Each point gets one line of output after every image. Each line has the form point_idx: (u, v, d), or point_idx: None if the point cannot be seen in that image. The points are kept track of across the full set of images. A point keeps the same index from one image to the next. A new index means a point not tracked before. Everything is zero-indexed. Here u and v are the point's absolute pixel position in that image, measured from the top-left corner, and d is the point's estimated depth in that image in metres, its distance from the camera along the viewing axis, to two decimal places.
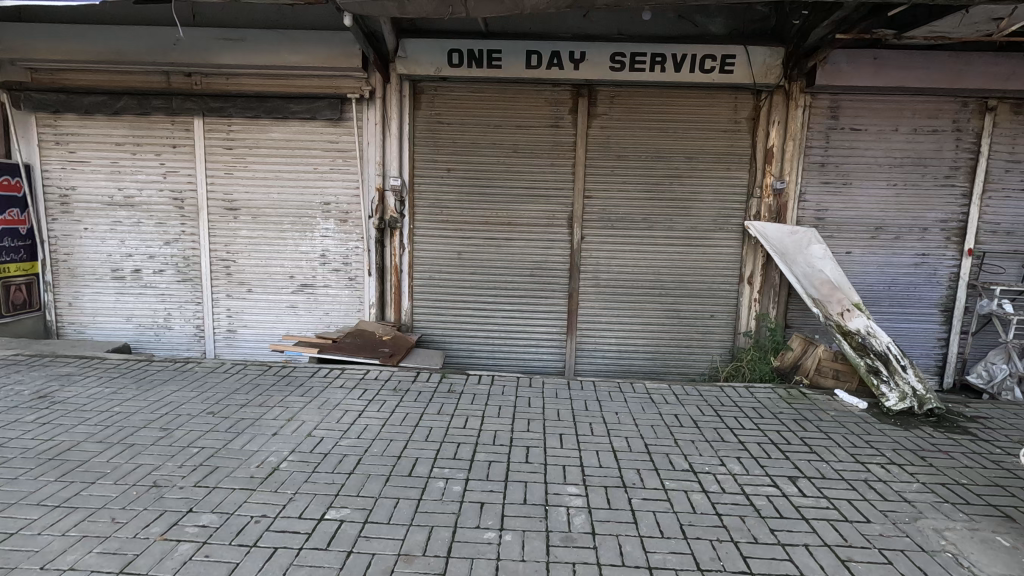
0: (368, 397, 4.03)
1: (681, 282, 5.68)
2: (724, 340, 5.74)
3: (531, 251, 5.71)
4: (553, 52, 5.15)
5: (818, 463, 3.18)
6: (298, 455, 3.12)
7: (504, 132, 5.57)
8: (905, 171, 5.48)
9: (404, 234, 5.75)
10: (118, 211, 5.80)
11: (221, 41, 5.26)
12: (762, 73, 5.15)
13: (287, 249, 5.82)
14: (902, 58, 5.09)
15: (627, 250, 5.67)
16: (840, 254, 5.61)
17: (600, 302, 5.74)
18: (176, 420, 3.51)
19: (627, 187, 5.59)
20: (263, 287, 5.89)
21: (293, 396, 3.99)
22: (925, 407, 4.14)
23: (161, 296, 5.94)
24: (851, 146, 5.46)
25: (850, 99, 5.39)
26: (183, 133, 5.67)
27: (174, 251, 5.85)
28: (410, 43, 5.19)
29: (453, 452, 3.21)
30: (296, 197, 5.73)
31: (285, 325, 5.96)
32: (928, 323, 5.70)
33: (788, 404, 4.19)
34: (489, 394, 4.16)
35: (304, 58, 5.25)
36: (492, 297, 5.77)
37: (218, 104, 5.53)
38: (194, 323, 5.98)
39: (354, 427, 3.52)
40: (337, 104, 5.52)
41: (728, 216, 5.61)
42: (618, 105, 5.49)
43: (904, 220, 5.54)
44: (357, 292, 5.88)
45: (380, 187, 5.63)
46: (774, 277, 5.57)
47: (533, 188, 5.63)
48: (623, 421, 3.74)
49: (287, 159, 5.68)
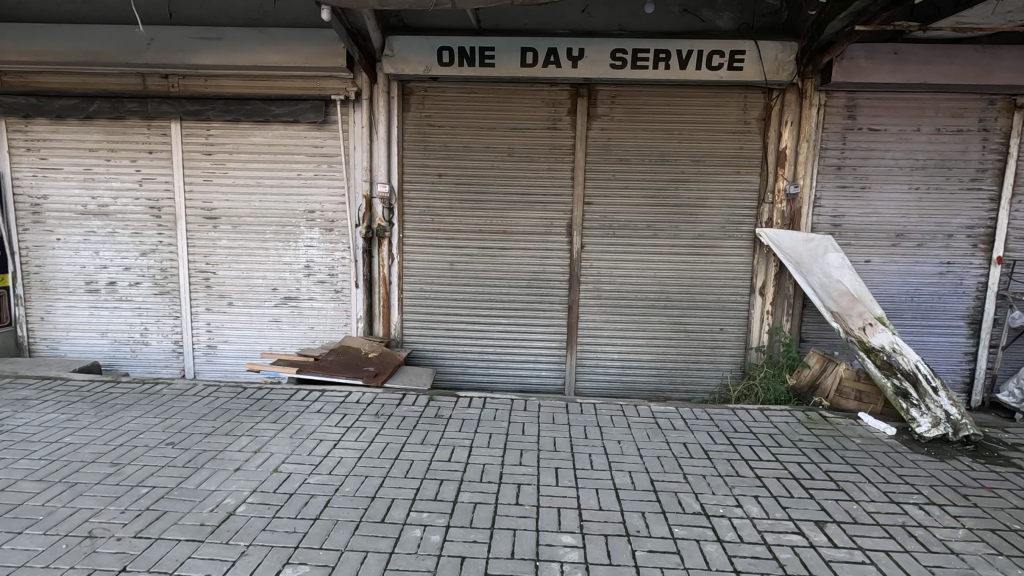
0: (347, 424, 3.69)
1: (687, 293, 5.32)
2: (734, 355, 5.37)
3: (528, 261, 5.36)
4: (549, 49, 4.83)
5: (846, 504, 2.82)
6: (259, 496, 2.77)
7: (499, 134, 5.24)
8: (928, 174, 5.12)
9: (394, 243, 5.41)
10: (92, 221, 5.49)
11: (197, 40, 4.96)
12: (774, 70, 4.80)
13: (269, 260, 5.50)
14: (925, 53, 4.71)
15: (629, 260, 5.32)
16: (858, 263, 5.24)
17: (601, 315, 5.38)
18: (130, 453, 3.17)
19: (629, 192, 5.25)
20: (244, 300, 5.57)
21: (264, 423, 3.65)
22: (961, 434, 3.75)
23: (138, 310, 5.62)
24: (870, 147, 5.11)
25: (868, 98, 5.04)
26: (159, 138, 5.37)
27: (151, 263, 5.54)
28: (397, 41, 4.89)
29: (433, 492, 2.86)
30: (279, 205, 5.42)
31: (268, 341, 5.63)
32: (954, 336, 5.32)
33: (808, 429, 3.80)
34: (479, 420, 3.81)
35: (285, 58, 4.94)
36: (487, 310, 5.43)
37: (196, 106, 5.23)
38: (172, 338, 5.66)
39: (327, 460, 3.17)
40: (321, 105, 5.21)
41: (737, 223, 5.25)
42: (620, 105, 5.16)
43: (927, 226, 5.17)
44: (343, 306, 5.54)
45: (367, 195, 5.31)
46: (788, 287, 5.19)
47: (530, 194, 5.29)
48: (626, 451, 3.37)
49: (269, 164, 5.36)
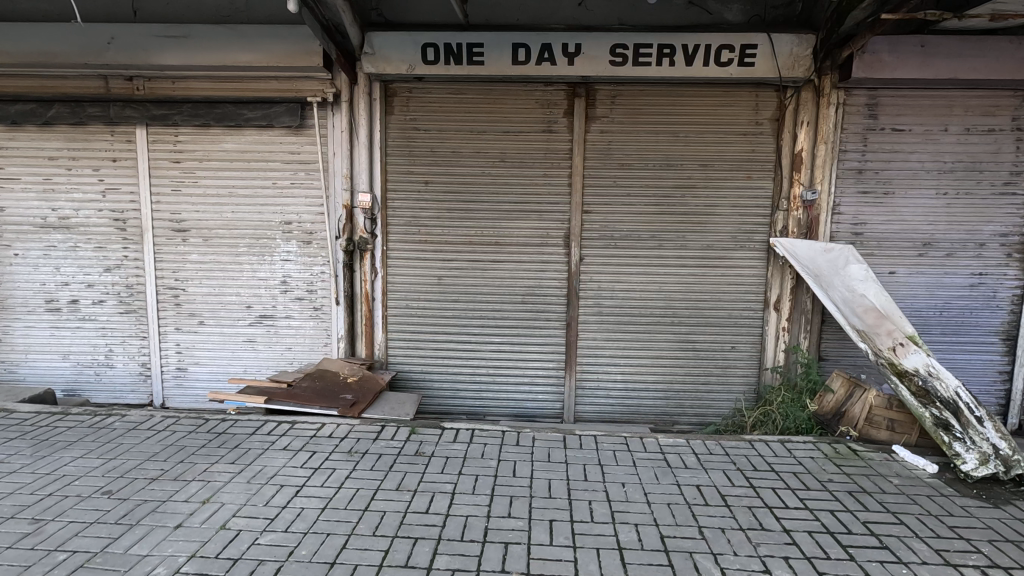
0: (315, 465, 3.26)
1: (695, 308, 4.89)
2: (747, 376, 4.94)
3: (522, 275, 4.95)
4: (544, 45, 4.44)
5: (894, 568, 2.38)
6: (197, 564, 2.34)
7: (490, 138, 4.84)
8: (956, 177, 4.70)
9: (377, 256, 4.99)
10: (52, 235, 5.09)
11: (160, 38, 4.57)
12: (789, 66, 4.40)
13: (243, 276, 5.09)
14: (954, 45, 4.31)
15: (633, 272, 4.90)
16: (882, 275, 4.81)
17: (603, 333, 4.95)
18: (57, 506, 2.74)
19: (632, 200, 4.84)
20: (216, 318, 5.16)
21: (221, 464, 3.21)
22: (1012, 472, 3.34)
23: (102, 330, 5.21)
24: (893, 149, 4.69)
25: (891, 96, 4.63)
26: (124, 145, 4.98)
27: (116, 279, 5.13)
28: (378, 38, 4.50)
29: (405, 555, 2.43)
30: (253, 216, 5.01)
31: (242, 363, 5.21)
32: (988, 354, 4.88)
33: (838, 466, 3.36)
34: (465, 458, 3.37)
35: (256, 57, 4.55)
36: (478, 329, 5.01)
37: (162, 111, 4.85)
38: (139, 360, 5.25)
39: (286, 513, 2.74)
40: (296, 108, 4.82)
41: (749, 232, 4.83)
42: (620, 105, 4.75)
43: (956, 235, 4.75)
44: (323, 325, 5.12)
45: (347, 204, 4.90)
46: (805, 302, 4.76)
47: (524, 202, 4.88)
48: (632, 498, 2.94)
49: (241, 172, 4.97)
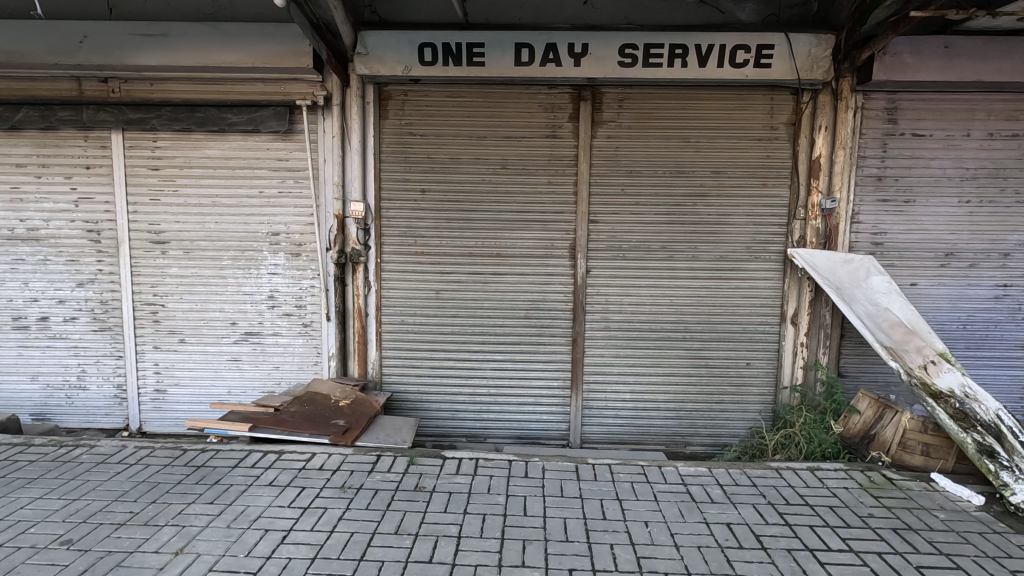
0: (305, 503, 2.94)
1: (708, 323, 4.63)
2: (763, 395, 4.67)
3: (524, 288, 4.66)
4: (548, 45, 4.18)
5: None
6: None
7: (491, 144, 4.57)
8: (979, 185, 4.49)
9: (371, 269, 4.69)
10: (19, 247, 4.73)
11: (137, 36, 4.26)
12: (807, 67, 4.17)
13: (227, 291, 4.77)
14: (978, 46, 4.11)
15: (642, 286, 4.63)
16: (904, 287, 4.57)
17: (611, 349, 4.67)
18: (7, 560, 2.41)
19: (641, 209, 4.58)
20: (198, 336, 4.82)
21: (198, 506, 2.88)
22: None
23: (74, 349, 4.85)
24: (913, 155, 4.47)
25: (911, 99, 4.42)
26: (98, 151, 4.65)
27: (89, 294, 4.79)
28: (372, 37, 4.23)
29: None
30: (238, 226, 4.69)
31: (226, 384, 4.87)
32: (1012, 369, 4.66)
33: (876, 498, 3.09)
34: (471, 494, 3.07)
35: (241, 57, 4.26)
36: (478, 346, 4.71)
37: (139, 114, 4.53)
38: (114, 381, 4.89)
39: (272, 565, 2.42)
40: (284, 112, 4.51)
41: (764, 243, 4.58)
42: (628, 109, 4.50)
43: (979, 244, 4.53)
44: (313, 342, 4.80)
45: (338, 214, 4.61)
46: (824, 316, 4.53)
47: (527, 211, 4.60)
48: (658, 540, 2.65)
49: (225, 180, 4.65)
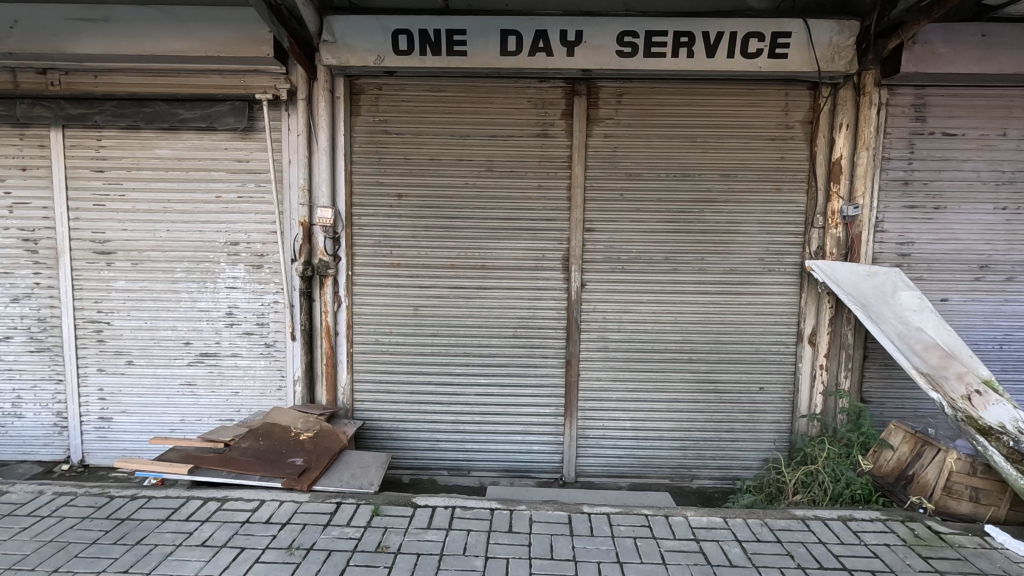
0: (240, 572, 2.43)
1: (717, 343, 4.15)
2: (778, 423, 4.19)
3: (513, 304, 4.18)
4: (538, 32, 3.73)
5: None
6: None
7: (476, 144, 4.10)
8: (1016, 190, 4.04)
9: (340, 282, 4.20)
10: None
11: (75, 21, 3.78)
12: (828, 58, 3.73)
13: (180, 307, 4.27)
14: (1019, 34, 3.67)
15: (644, 301, 4.15)
16: (933, 303, 4.11)
17: (609, 372, 4.18)
18: None
19: (642, 216, 4.10)
20: (148, 357, 4.31)
21: None
22: None
23: (8, 372, 4.33)
24: (944, 157, 4.02)
25: (941, 95, 3.98)
26: (35, 150, 4.15)
27: (25, 310, 4.27)
28: (340, 22, 3.76)
29: None
30: (192, 235, 4.20)
31: (178, 411, 4.35)
32: None
33: (923, 560, 2.61)
34: (443, 556, 2.58)
35: (192, 45, 3.78)
36: (461, 369, 4.22)
37: (80, 110, 4.04)
38: (53, 408, 4.37)
39: None
40: (243, 108, 4.05)
41: (779, 254, 4.11)
42: (628, 105, 4.05)
43: (1017, 255, 4.08)
44: (276, 365, 4.29)
45: (304, 221, 4.11)
46: (845, 335, 4.06)
47: (515, 218, 4.13)
48: None
49: (178, 183, 4.16)
